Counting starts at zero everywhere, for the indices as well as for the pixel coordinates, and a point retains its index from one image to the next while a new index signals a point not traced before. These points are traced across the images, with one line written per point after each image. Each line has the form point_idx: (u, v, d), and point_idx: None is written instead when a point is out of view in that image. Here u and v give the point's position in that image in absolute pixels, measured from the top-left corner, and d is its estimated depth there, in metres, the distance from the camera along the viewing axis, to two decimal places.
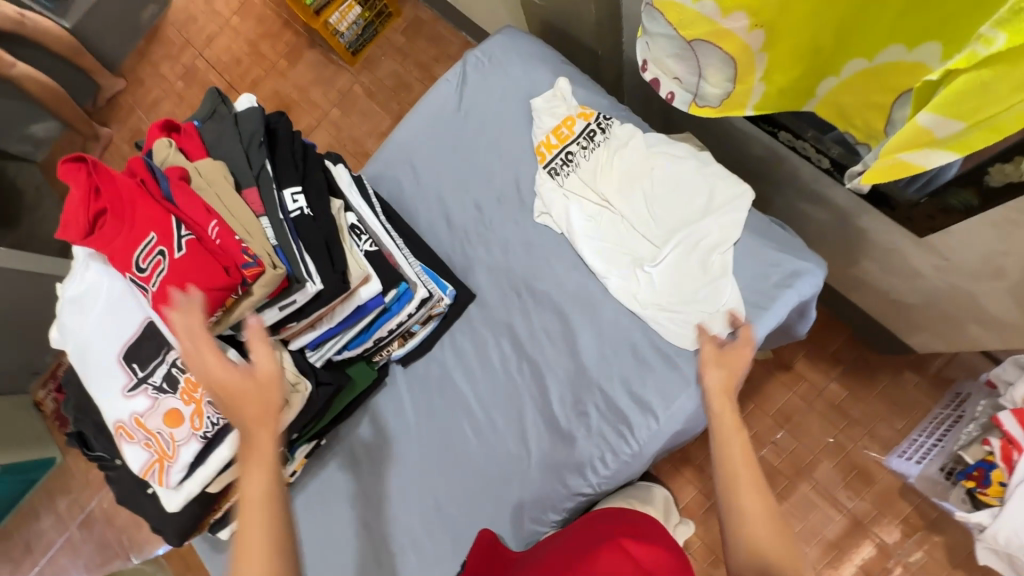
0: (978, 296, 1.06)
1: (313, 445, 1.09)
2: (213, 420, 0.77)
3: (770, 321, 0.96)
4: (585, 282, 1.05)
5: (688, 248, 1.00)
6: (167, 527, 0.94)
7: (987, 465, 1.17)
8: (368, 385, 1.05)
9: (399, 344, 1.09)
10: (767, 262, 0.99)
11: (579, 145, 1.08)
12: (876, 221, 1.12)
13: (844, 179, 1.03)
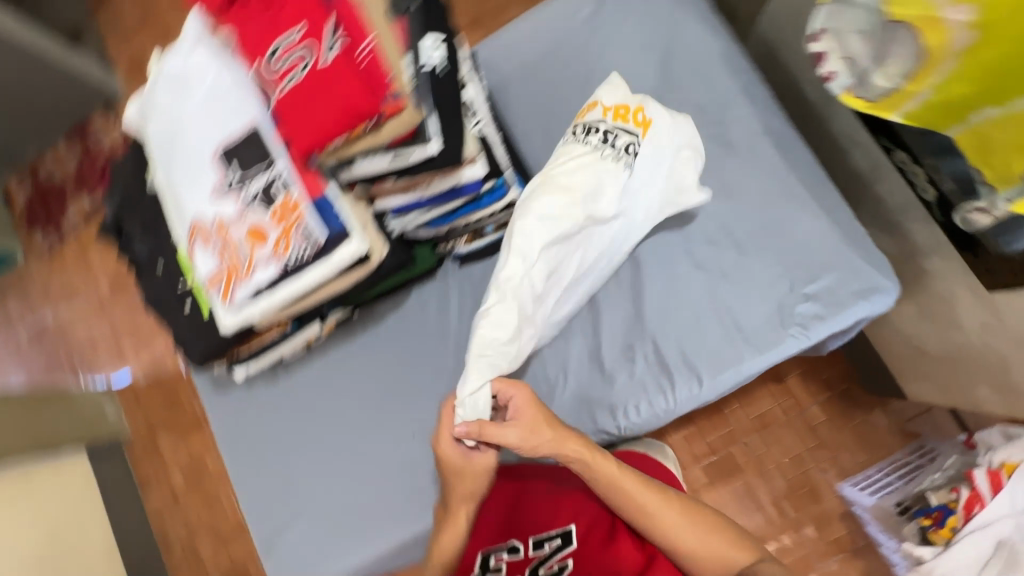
0: (1008, 363, 1.12)
1: (346, 314, 1.07)
2: (296, 250, 0.73)
3: (835, 326, 0.98)
4: (667, 235, 1.05)
5: (778, 235, 1.01)
6: (194, 348, 0.90)
7: (947, 509, 1.28)
8: (425, 270, 1.02)
9: (466, 241, 1.05)
10: (850, 270, 0.98)
11: (624, 131, 0.96)
12: (945, 265, 1.14)
13: (942, 215, 1.04)
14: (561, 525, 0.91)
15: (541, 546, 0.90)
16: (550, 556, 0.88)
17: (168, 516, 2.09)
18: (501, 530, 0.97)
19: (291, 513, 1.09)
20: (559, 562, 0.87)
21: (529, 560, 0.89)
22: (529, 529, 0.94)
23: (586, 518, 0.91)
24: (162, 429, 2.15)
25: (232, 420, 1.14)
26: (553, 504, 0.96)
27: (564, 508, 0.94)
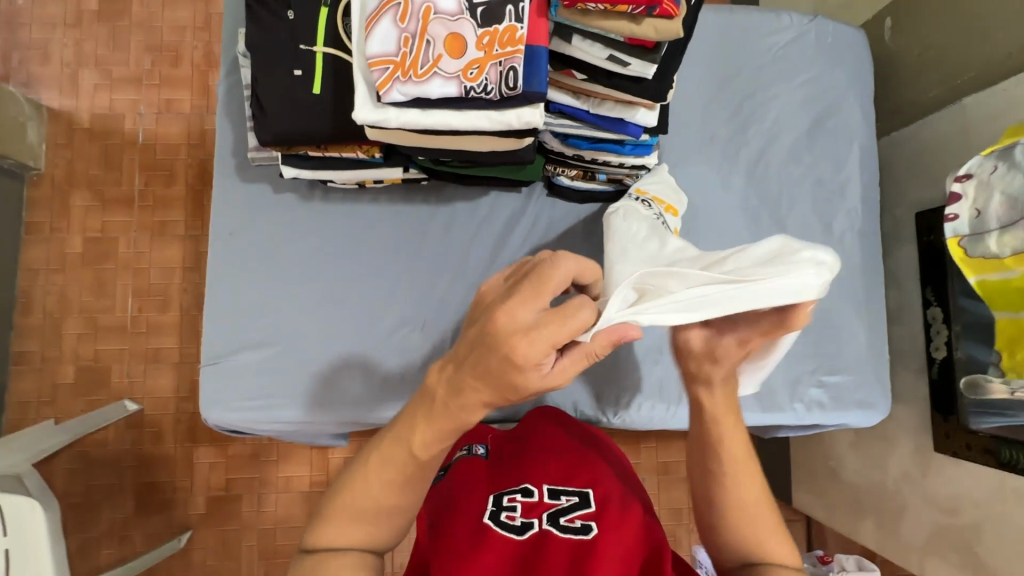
0: (904, 511, 1.30)
1: (419, 178, 0.98)
2: (487, 84, 0.65)
3: (828, 419, 1.07)
4: None
5: (824, 322, 1.08)
6: (276, 118, 0.78)
7: None
8: (526, 179, 0.97)
9: (573, 175, 1.02)
10: (863, 380, 1.08)
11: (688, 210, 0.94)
12: (906, 414, 1.30)
13: (937, 374, 1.18)
14: (577, 483, 0.75)
15: (560, 498, 0.72)
16: (569, 510, 0.71)
17: (44, 276, 1.80)
18: (494, 474, 0.78)
19: (257, 337, 0.99)
20: (581, 520, 0.69)
21: (543, 507, 0.71)
22: (542, 475, 0.76)
23: (608, 482, 0.75)
24: (83, 185, 1.86)
25: (239, 214, 1.00)
26: (563, 462, 0.79)
27: (583, 467, 0.78)
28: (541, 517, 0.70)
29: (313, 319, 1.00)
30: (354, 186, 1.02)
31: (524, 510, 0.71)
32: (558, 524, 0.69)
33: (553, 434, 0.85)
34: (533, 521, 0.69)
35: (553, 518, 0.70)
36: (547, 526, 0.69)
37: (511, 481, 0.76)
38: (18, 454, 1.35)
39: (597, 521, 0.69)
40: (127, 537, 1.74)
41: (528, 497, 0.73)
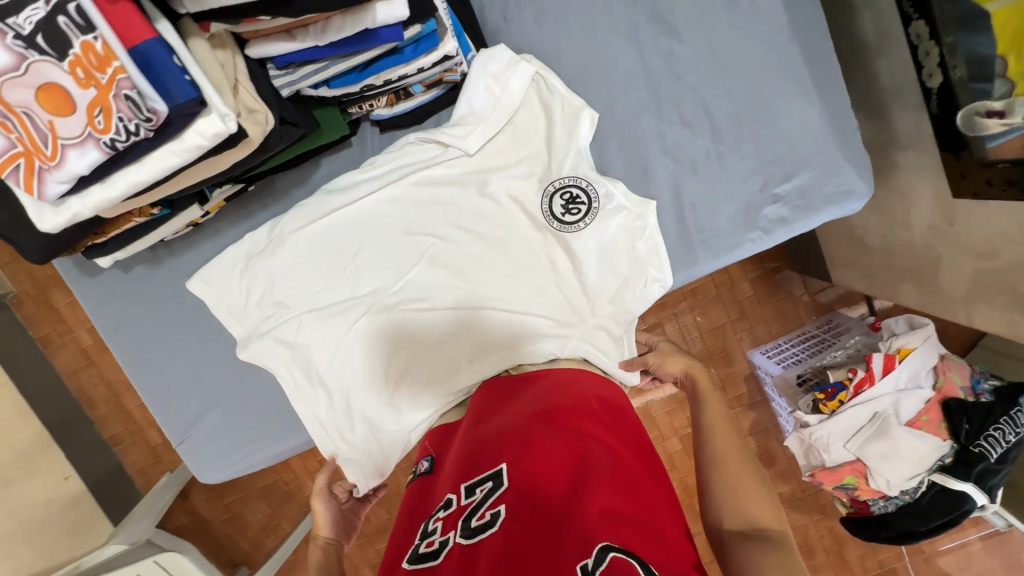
0: (940, 264, 1.13)
1: (239, 189, 0.85)
2: (126, 126, 0.49)
3: (797, 231, 0.90)
4: (636, 114, 0.87)
5: (753, 125, 0.86)
6: (25, 238, 0.69)
7: (840, 386, 1.40)
8: (336, 140, 0.81)
9: (387, 103, 0.83)
10: (828, 168, 0.87)
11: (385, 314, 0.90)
12: (914, 161, 1.07)
13: (936, 106, 0.92)
14: (493, 463, 0.62)
15: (472, 492, 0.60)
16: (482, 502, 0.58)
17: (82, 373, 1.98)
18: (425, 500, 0.68)
19: (199, 406, 1.00)
20: (490, 510, 0.57)
21: (459, 513, 0.60)
22: (460, 477, 0.64)
23: (519, 438, 0.62)
24: (53, 285, 1.93)
25: (108, 307, 0.96)
26: (488, 438, 0.66)
27: (494, 442, 0.65)
28: (455, 528, 0.58)
29: (236, 366, 0.99)
30: (189, 228, 0.93)
31: (443, 527, 0.59)
32: (469, 528, 0.57)
33: (477, 419, 0.72)
34: (448, 537, 0.58)
35: (464, 523, 0.57)
36: (460, 537, 0.57)
37: (437, 501, 0.65)
38: (144, 519, 1.60)
39: (508, 503, 0.56)
40: (277, 525, 2.09)
41: (449, 509, 0.61)
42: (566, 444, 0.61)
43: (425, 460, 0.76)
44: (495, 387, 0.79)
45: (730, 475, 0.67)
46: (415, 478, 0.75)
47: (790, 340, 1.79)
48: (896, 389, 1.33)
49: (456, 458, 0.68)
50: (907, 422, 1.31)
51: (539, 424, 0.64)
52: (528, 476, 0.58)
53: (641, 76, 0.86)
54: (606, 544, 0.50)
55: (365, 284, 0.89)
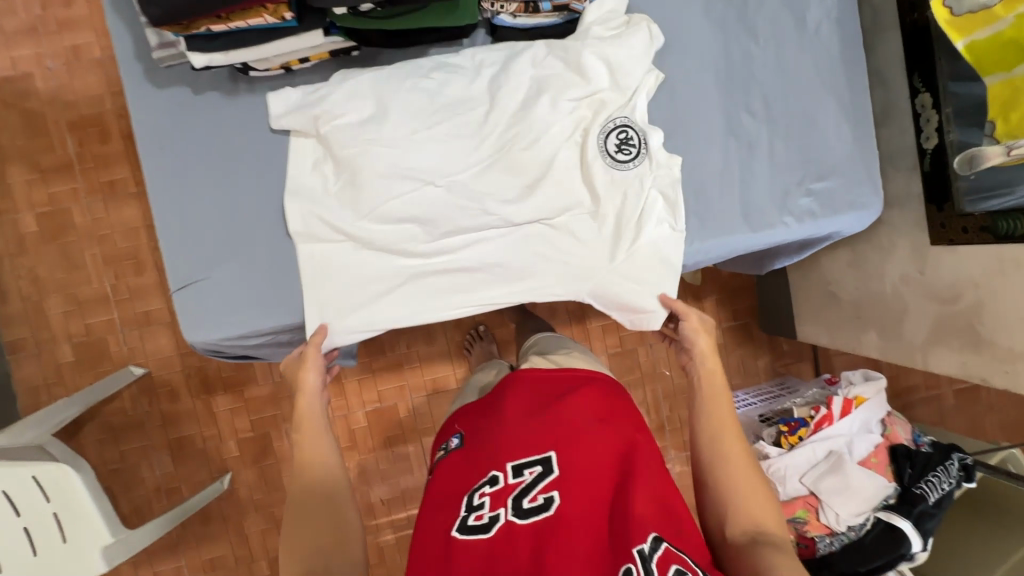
0: (906, 312, 1.30)
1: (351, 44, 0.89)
2: None
3: (821, 227, 1.04)
4: (712, 93, 1.01)
5: (801, 129, 1.02)
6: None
7: (803, 422, 1.51)
8: (465, 22, 0.88)
9: (514, 11, 0.91)
10: (851, 180, 1.03)
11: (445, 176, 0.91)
12: (897, 217, 1.27)
13: (930, 164, 1.14)
14: (540, 451, 0.83)
15: (523, 476, 0.81)
16: (533, 485, 0.80)
17: (8, 261, 1.74)
18: (466, 468, 0.86)
19: (218, 252, 0.93)
20: (542, 496, 0.78)
21: (508, 491, 0.80)
22: (506, 456, 0.84)
23: (569, 441, 0.83)
24: (14, 158, 1.74)
25: (163, 126, 0.92)
26: (531, 431, 0.85)
27: (540, 433, 0.85)
28: (506, 504, 0.79)
29: (273, 222, 0.95)
30: (281, 72, 0.93)
31: (493, 501, 0.80)
32: (522, 507, 0.78)
33: (513, 409, 0.90)
34: (498, 513, 0.78)
35: (518, 502, 0.78)
36: (512, 514, 0.78)
37: (478, 474, 0.84)
38: (33, 428, 1.35)
39: (559, 491, 0.78)
40: (175, 489, 1.81)
41: (495, 485, 0.81)
42: (611, 453, 0.83)
43: (453, 437, 0.94)
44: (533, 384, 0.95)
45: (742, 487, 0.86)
46: (447, 451, 0.93)
47: (751, 392, 1.93)
48: (851, 432, 1.46)
49: (496, 435, 0.87)
50: (860, 462, 1.42)
51: (584, 430, 0.85)
52: (581, 476, 0.80)
53: (722, 64, 1.01)
54: (658, 536, 0.73)
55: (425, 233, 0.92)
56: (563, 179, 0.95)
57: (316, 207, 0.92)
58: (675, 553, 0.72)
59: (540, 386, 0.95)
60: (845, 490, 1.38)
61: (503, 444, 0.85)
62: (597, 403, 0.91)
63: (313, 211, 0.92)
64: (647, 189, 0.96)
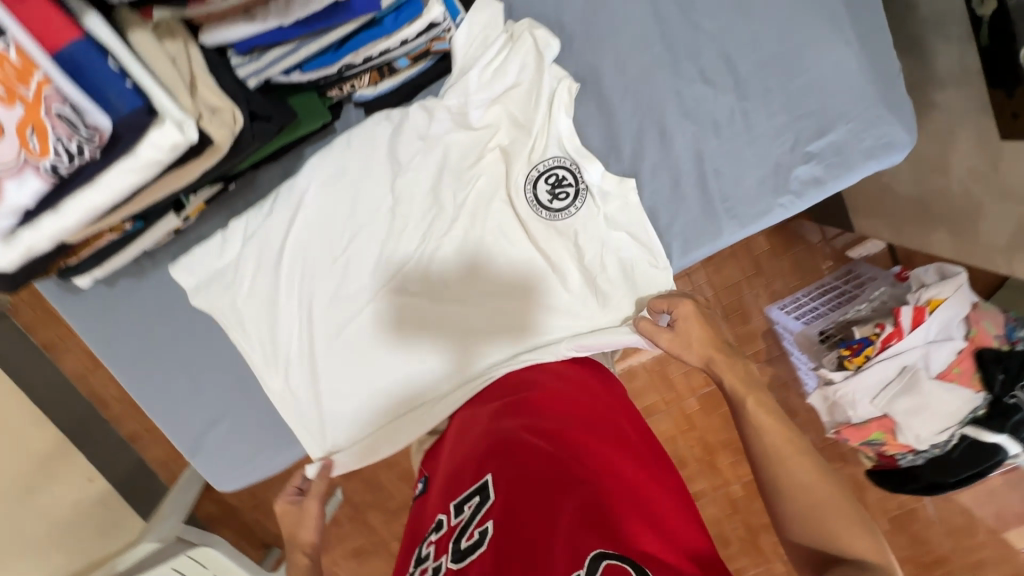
0: (979, 211, 1.05)
1: (218, 190, 0.78)
2: (65, 146, 0.42)
3: (830, 192, 0.81)
4: (652, 74, 0.78)
5: (779, 78, 0.77)
6: None
7: (867, 341, 1.35)
8: (316, 129, 0.72)
9: (370, 82, 0.73)
10: (865, 119, 0.78)
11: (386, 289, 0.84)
12: (954, 101, 0.97)
13: (989, 37, 0.82)
14: (476, 478, 0.62)
15: (461, 511, 0.60)
16: (469, 521, 0.59)
17: (92, 376, 1.75)
18: (422, 518, 0.69)
19: (205, 419, 0.96)
20: (478, 529, 0.57)
21: (450, 534, 0.60)
22: (449, 494, 0.65)
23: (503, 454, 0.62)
24: None
25: (98, 325, 0.91)
26: (475, 452, 0.66)
27: (476, 457, 0.65)
28: (445, 552, 0.59)
29: (239, 376, 0.95)
30: (172, 235, 0.87)
31: (436, 551, 0.61)
32: (459, 550, 0.57)
33: (463, 439, 0.72)
34: (440, 562, 0.58)
35: (455, 545, 0.58)
36: (450, 561, 0.57)
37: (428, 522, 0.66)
38: (172, 516, 1.63)
39: (494, 519, 0.56)
40: None
41: (441, 531, 0.62)
42: (556, 456, 0.58)
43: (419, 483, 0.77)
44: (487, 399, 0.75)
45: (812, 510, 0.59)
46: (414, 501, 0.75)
47: (810, 295, 1.73)
48: (926, 341, 1.28)
49: (445, 477, 0.69)
50: (938, 376, 1.27)
51: (517, 434, 0.63)
52: (516, 496, 0.56)
53: (655, 31, 0.77)
54: (599, 552, 0.48)
55: (371, 332, 0.85)
56: (505, 223, 0.81)
57: (261, 345, 0.87)
58: (621, 572, 0.47)
59: (485, 400, 0.76)
60: (925, 410, 1.26)
61: (451, 484, 0.66)
62: (551, 399, 0.69)
63: (264, 356, 0.87)
64: (605, 226, 0.79)
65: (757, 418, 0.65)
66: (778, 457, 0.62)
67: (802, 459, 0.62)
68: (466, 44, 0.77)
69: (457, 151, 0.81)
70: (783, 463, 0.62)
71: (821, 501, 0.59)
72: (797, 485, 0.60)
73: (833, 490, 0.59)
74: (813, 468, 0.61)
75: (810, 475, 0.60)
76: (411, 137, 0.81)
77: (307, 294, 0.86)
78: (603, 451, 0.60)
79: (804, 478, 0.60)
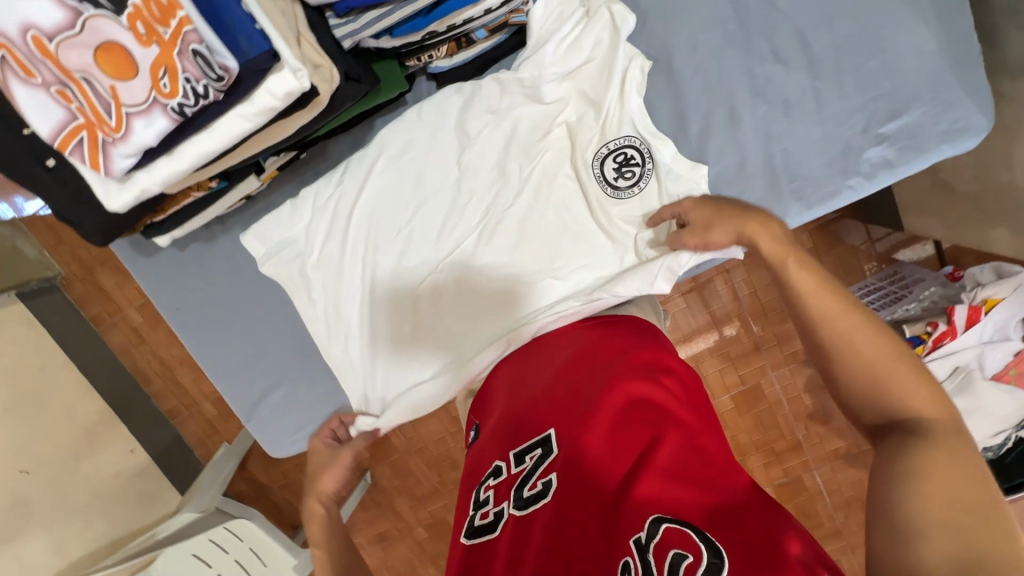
0: None
1: (291, 158, 0.79)
2: (193, 88, 0.45)
3: (901, 176, 0.80)
4: (723, 51, 0.78)
5: (854, 58, 0.77)
6: (84, 220, 0.65)
7: (917, 340, 1.32)
8: (394, 97, 0.74)
9: (447, 52, 0.76)
10: (941, 102, 0.77)
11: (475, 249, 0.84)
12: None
13: None
14: (538, 430, 0.65)
15: (522, 461, 0.63)
16: (532, 472, 0.62)
17: (136, 351, 1.75)
18: (474, 462, 0.71)
19: (265, 382, 0.99)
20: (541, 480, 0.60)
21: (511, 481, 0.63)
22: (507, 442, 0.67)
23: (565, 414, 0.64)
24: (98, 265, 1.69)
25: (169, 285, 0.94)
26: (535, 404, 0.68)
27: (535, 412, 0.67)
28: (508, 498, 0.62)
29: (298, 343, 0.97)
30: (243, 201, 0.90)
31: (496, 497, 0.64)
32: (523, 498, 0.60)
33: (518, 387, 0.73)
34: (503, 508, 0.62)
35: (518, 493, 0.61)
36: (514, 508, 0.60)
37: (484, 467, 0.68)
38: (211, 489, 1.65)
39: (557, 472, 0.59)
40: None
41: (499, 477, 0.65)
42: (622, 415, 0.60)
43: (469, 429, 0.79)
44: (539, 353, 0.76)
45: (882, 374, 0.53)
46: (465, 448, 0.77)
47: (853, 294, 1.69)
48: (980, 342, 1.25)
49: (499, 423, 0.71)
50: (992, 377, 1.25)
51: (582, 393, 0.65)
52: (578, 454, 0.59)
53: (730, 7, 0.78)
54: (658, 515, 0.49)
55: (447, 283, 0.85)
56: (564, 203, 0.82)
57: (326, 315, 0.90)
58: (679, 534, 0.48)
59: (538, 355, 0.78)
60: (979, 411, 1.22)
61: (507, 431, 0.68)
62: (609, 353, 0.70)
63: (327, 326, 0.90)
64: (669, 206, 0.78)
65: (805, 288, 0.59)
66: (831, 325, 0.56)
67: (865, 327, 0.55)
68: (539, 28, 0.78)
69: (524, 133, 0.82)
70: (839, 331, 0.56)
71: (890, 375, 0.52)
72: (860, 357, 0.54)
73: (902, 360, 0.53)
74: (877, 337, 0.54)
75: (877, 339, 0.54)
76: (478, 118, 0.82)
77: (371, 264, 0.87)
78: (665, 409, 0.60)
79: (872, 347, 0.54)
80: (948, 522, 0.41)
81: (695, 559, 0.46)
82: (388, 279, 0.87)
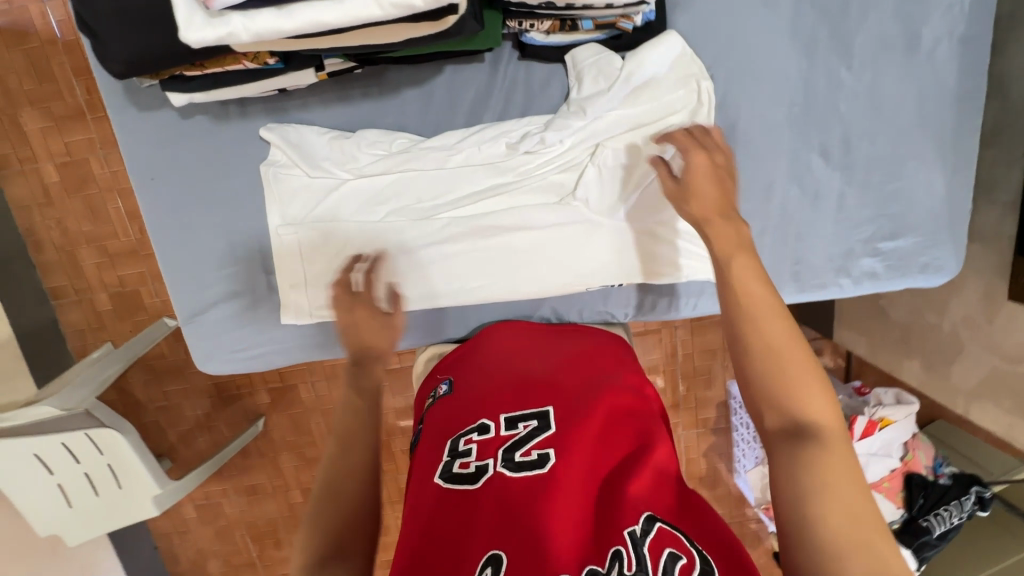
0: (958, 356, 1.19)
1: (350, 67, 0.73)
2: None
3: (879, 289, 0.91)
4: (782, 129, 0.84)
5: (879, 177, 0.86)
6: (115, 42, 0.58)
7: None
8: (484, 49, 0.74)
9: (547, 28, 0.76)
10: (929, 239, 0.89)
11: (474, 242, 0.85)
12: (981, 255, 1.11)
13: None
14: (536, 405, 0.67)
15: (517, 427, 0.64)
16: (525, 440, 0.62)
17: (37, 213, 1.50)
18: (449, 416, 0.70)
19: (225, 289, 0.90)
20: (537, 450, 0.61)
21: (500, 442, 0.63)
22: (498, 407, 0.68)
23: (570, 398, 0.67)
24: (25, 103, 1.43)
25: (157, 152, 0.84)
26: (532, 381, 0.71)
27: (536, 387, 0.69)
28: (495, 455, 0.61)
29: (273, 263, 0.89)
30: (275, 94, 0.82)
31: (479, 451, 0.63)
32: (513, 461, 0.60)
33: (514, 364, 0.76)
34: (487, 463, 0.61)
35: (507, 454, 0.61)
36: (502, 466, 0.60)
37: (464, 421, 0.67)
38: (84, 388, 1.39)
39: (555, 447, 0.61)
40: (214, 427, 1.90)
41: (485, 435, 0.65)
42: (625, 420, 0.65)
43: (443, 384, 0.78)
44: (535, 345, 0.81)
45: (784, 384, 0.50)
46: (435, 400, 0.76)
47: None
48: (869, 453, 1.39)
49: (491, 386, 0.71)
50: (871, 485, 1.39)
51: (587, 389, 0.69)
52: (579, 437, 0.62)
53: (801, 91, 0.83)
54: (651, 513, 0.52)
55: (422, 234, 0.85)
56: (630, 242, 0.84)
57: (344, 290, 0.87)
58: (672, 535, 0.51)
59: (528, 344, 0.81)
60: None
61: (501, 396, 0.69)
62: (610, 367, 0.76)
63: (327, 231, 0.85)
64: None
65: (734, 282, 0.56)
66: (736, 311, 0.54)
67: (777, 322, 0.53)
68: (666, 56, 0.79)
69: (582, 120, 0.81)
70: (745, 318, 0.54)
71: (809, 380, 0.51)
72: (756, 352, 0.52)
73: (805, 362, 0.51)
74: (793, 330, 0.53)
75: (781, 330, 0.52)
76: (527, 134, 0.83)
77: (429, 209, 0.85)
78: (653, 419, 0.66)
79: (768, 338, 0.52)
80: (858, 541, 0.43)
81: (688, 560, 0.49)
82: (420, 267, 0.86)
